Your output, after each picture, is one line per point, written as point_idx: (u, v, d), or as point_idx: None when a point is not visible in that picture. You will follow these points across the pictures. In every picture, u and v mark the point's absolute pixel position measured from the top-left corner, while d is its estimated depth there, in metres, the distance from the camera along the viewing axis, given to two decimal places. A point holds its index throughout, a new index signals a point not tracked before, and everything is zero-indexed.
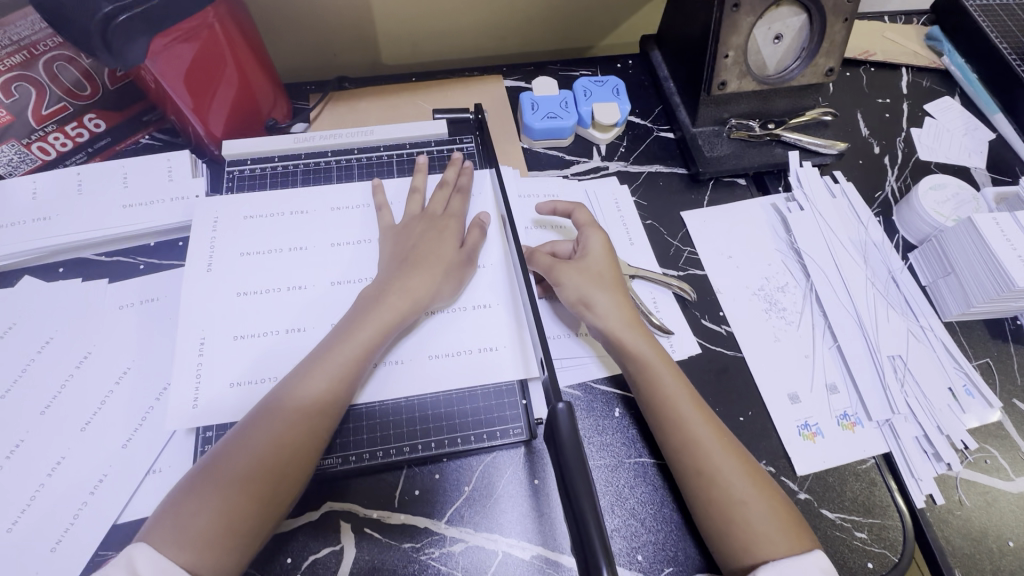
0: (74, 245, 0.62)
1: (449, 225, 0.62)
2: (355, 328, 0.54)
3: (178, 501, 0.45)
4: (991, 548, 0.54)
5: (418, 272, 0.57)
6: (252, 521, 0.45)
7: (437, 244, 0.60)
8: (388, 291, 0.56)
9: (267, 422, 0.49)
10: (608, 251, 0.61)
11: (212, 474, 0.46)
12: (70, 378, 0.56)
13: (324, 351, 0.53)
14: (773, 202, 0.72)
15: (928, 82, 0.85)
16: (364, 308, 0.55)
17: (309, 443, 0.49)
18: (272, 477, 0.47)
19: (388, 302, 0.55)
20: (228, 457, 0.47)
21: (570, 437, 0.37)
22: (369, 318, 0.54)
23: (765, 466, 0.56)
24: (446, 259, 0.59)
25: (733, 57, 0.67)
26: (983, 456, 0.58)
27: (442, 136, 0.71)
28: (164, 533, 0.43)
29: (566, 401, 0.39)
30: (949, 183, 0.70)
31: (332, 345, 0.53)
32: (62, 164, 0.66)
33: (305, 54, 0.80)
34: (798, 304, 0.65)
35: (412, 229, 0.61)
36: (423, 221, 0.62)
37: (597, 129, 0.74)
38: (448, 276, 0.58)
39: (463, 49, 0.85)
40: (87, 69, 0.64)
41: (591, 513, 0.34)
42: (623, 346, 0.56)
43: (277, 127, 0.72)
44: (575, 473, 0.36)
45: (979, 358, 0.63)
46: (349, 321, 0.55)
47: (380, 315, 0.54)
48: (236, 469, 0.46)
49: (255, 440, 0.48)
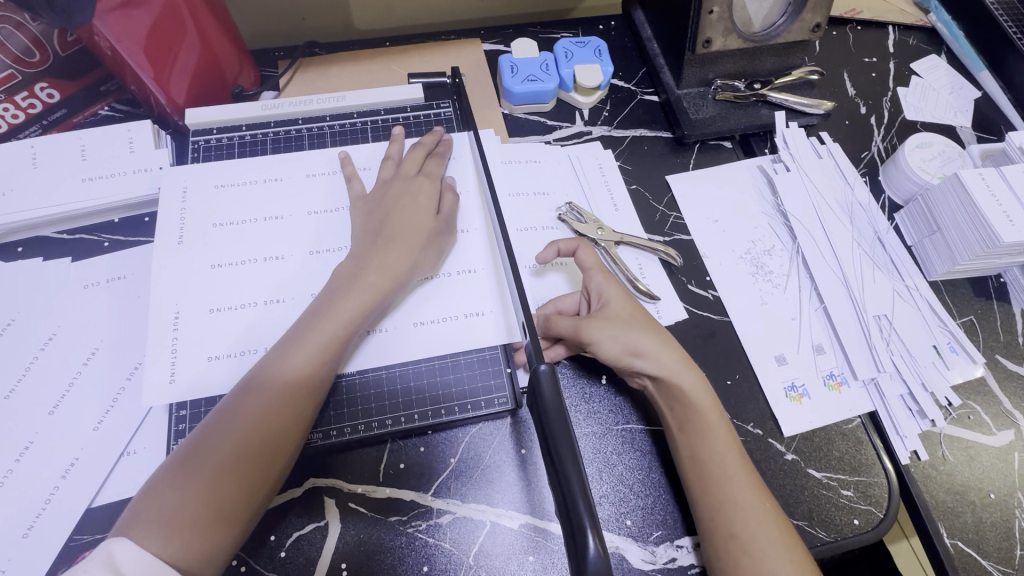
0: (32, 223, 0.59)
1: (424, 187, 0.59)
2: (332, 305, 0.51)
3: (157, 492, 0.43)
4: (973, 500, 0.55)
5: (397, 243, 0.55)
6: (241, 504, 0.44)
7: (418, 206, 0.57)
8: (367, 266, 0.53)
9: (247, 407, 0.46)
10: (625, 295, 0.56)
11: (193, 462, 0.44)
12: (35, 360, 0.54)
13: (301, 331, 0.50)
14: (759, 164, 0.71)
15: (914, 41, 0.84)
16: (343, 284, 0.52)
17: (294, 425, 0.47)
18: (258, 462, 0.45)
19: (368, 277, 0.52)
20: (208, 443, 0.45)
21: (552, 401, 0.36)
22: (348, 294, 0.51)
23: (752, 428, 0.56)
24: (424, 227, 0.56)
25: (718, 13, 0.64)
26: (966, 412, 0.59)
27: (419, 101, 0.69)
28: (150, 521, 0.42)
29: (548, 362, 0.38)
30: (935, 141, 0.69)
31: (311, 324, 0.50)
32: (15, 137, 0.63)
33: (271, 19, 0.76)
34: (785, 267, 0.64)
35: (386, 194, 0.58)
36: (399, 183, 0.59)
37: (579, 93, 0.72)
38: (429, 245, 0.56)
39: (438, 11, 0.81)
40: (36, 36, 0.60)
41: (575, 476, 0.33)
42: (677, 390, 0.52)
43: (243, 94, 0.69)
44: (558, 436, 0.35)
45: (963, 316, 0.64)
46: (327, 298, 0.52)
47: (361, 291, 0.52)
48: (218, 456, 0.44)
49: (236, 424, 0.46)
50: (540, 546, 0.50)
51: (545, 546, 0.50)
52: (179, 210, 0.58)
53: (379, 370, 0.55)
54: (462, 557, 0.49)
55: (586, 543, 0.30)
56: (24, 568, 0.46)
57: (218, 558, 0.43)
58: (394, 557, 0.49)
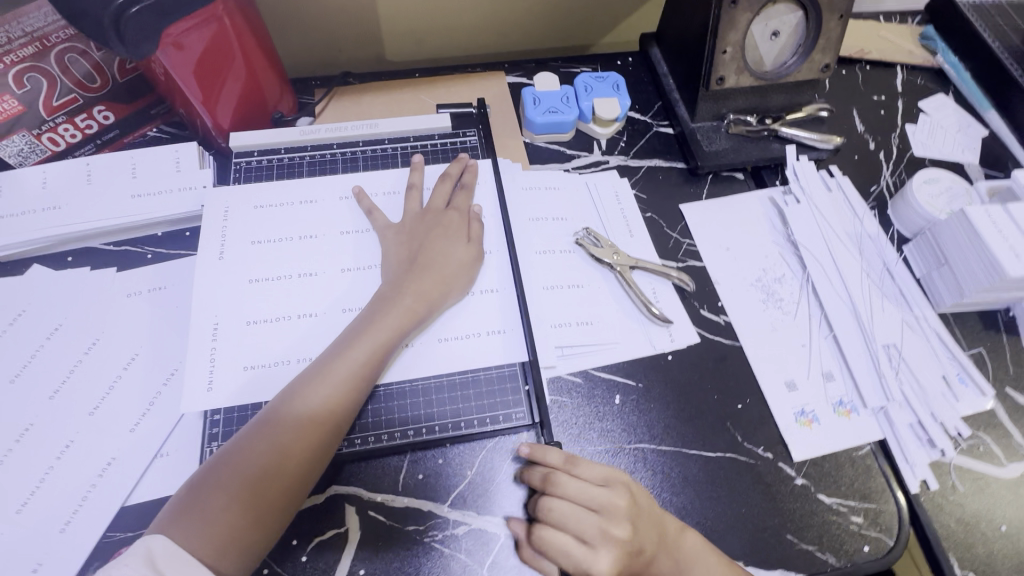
0: (83, 234, 0.63)
1: (453, 221, 0.62)
2: (371, 324, 0.54)
3: (200, 496, 0.45)
4: (984, 532, 0.55)
5: (430, 269, 0.58)
6: (277, 510, 0.46)
7: (448, 234, 0.61)
8: (403, 291, 0.56)
9: (287, 418, 0.49)
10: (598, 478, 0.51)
11: (235, 468, 0.47)
12: (79, 363, 0.57)
13: (339, 349, 0.53)
14: (770, 196, 0.73)
15: (922, 80, 0.87)
16: (381, 307, 0.55)
17: (330, 439, 0.50)
18: (295, 474, 0.47)
19: (405, 301, 0.56)
20: (250, 451, 0.47)
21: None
22: (385, 317, 0.54)
23: (762, 452, 0.58)
24: (453, 256, 0.59)
25: (731, 53, 0.68)
26: (976, 443, 0.59)
27: (445, 129, 0.73)
28: (191, 522, 0.44)
29: None
30: (942, 178, 0.72)
31: (349, 342, 0.53)
32: (72, 154, 0.67)
33: (309, 51, 0.81)
34: (795, 295, 0.66)
35: (415, 229, 0.62)
36: (429, 217, 0.62)
37: (598, 124, 0.76)
38: (459, 273, 0.59)
39: (465, 47, 0.86)
40: (99, 62, 0.64)
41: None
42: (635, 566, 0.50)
43: (282, 120, 0.73)
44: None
45: (972, 348, 0.65)
46: (365, 318, 0.55)
47: (397, 313, 0.55)
48: (258, 465, 0.47)
49: (276, 434, 0.48)
50: None
51: None
52: (218, 226, 0.62)
53: (404, 383, 0.57)
54: (476, 568, 0.51)
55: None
56: (61, 561, 0.48)
57: (252, 562, 0.45)
58: (410, 565, 0.50)
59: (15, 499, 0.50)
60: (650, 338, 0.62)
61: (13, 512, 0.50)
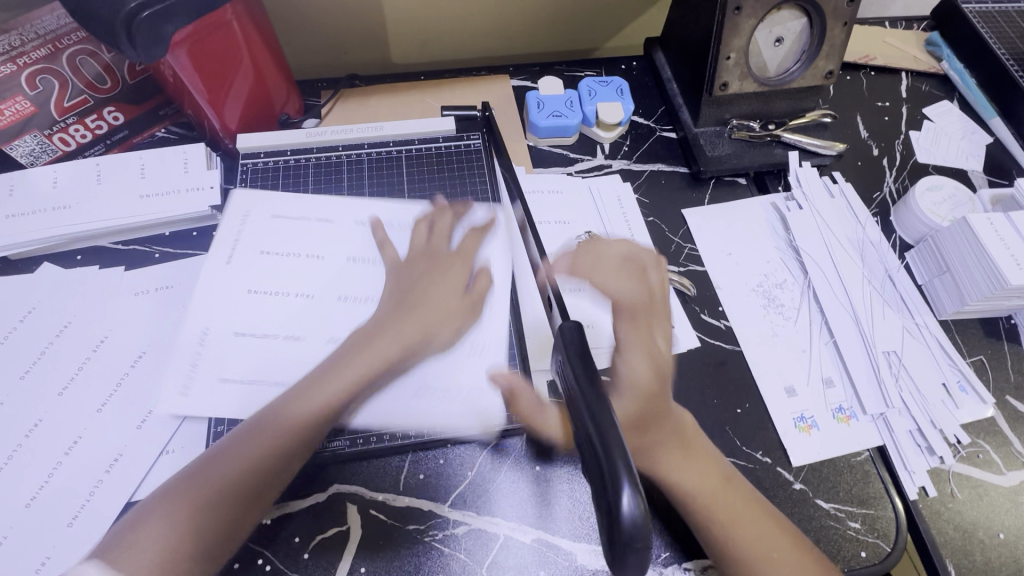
0: (92, 233, 0.64)
1: (454, 266, 0.60)
2: (341, 365, 0.54)
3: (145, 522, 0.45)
4: (982, 540, 0.55)
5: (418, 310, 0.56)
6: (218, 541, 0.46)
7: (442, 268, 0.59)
8: (383, 333, 0.56)
9: (250, 448, 0.49)
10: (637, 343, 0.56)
11: (191, 490, 0.47)
12: (87, 361, 0.58)
13: (310, 386, 0.53)
14: (773, 201, 0.73)
15: (927, 87, 0.87)
16: (359, 344, 0.55)
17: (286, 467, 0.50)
18: (242, 502, 0.48)
19: (385, 342, 0.55)
20: (206, 479, 0.48)
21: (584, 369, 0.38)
22: (362, 355, 0.54)
23: (761, 456, 0.58)
24: (443, 300, 0.57)
25: (734, 59, 0.68)
26: (975, 450, 0.59)
27: (449, 133, 0.73)
28: (138, 535, 0.45)
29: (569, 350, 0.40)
30: (946, 185, 0.72)
31: (320, 380, 0.53)
32: (81, 155, 0.68)
33: (316, 53, 0.82)
34: (796, 300, 0.67)
35: (413, 267, 0.60)
36: (422, 261, 0.61)
37: (601, 128, 0.76)
38: (448, 318, 0.56)
39: (470, 50, 0.87)
40: (108, 63, 0.66)
41: (620, 459, 0.32)
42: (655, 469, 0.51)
43: (289, 121, 0.74)
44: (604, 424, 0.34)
45: (973, 355, 0.65)
46: (340, 356, 0.55)
47: (374, 353, 0.54)
48: (211, 495, 0.47)
49: (235, 462, 0.49)
50: (550, 560, 0.52)
51: (554, 561, 0.52)
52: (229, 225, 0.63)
53: None
54: (475, 567, 0.51)
55: (621, 501, 0.30)
56: (68, 555, 0.49)
57: None
58: (411, 564, 0.51)
59: (23, 494, 0.51)
60: None
61: (21, 506, 0.51)
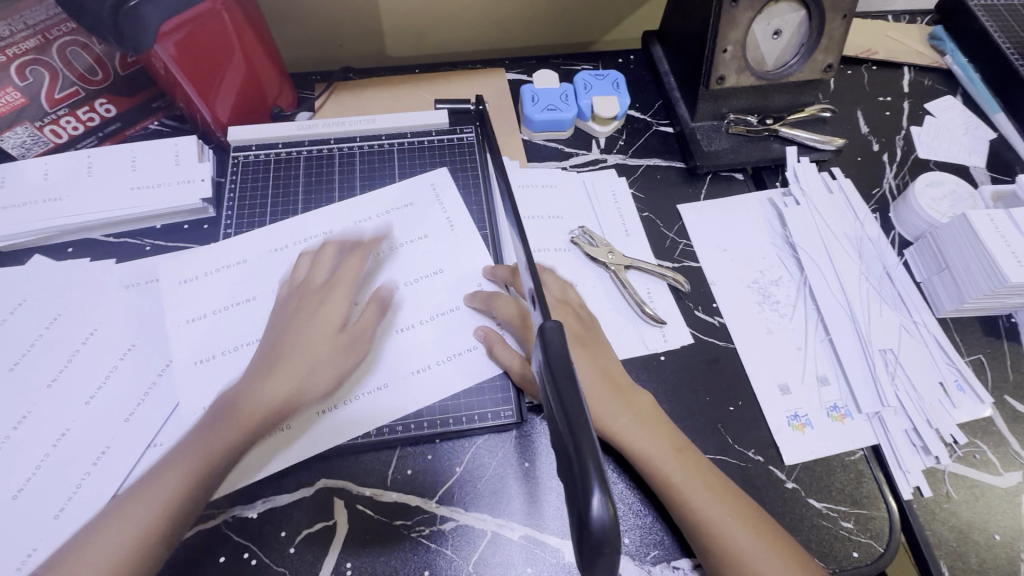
0: (83, 226, 0.64)
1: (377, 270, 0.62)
2: (254, 385, 0.54)
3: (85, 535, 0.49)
4: (977, 541, 0.54)
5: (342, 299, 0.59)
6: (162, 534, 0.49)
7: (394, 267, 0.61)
8: (298, 340, 0.56)
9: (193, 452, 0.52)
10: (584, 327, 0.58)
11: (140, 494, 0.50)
12: (76, 353, 0.58)
13: (227, 403, 0.54)
14: (770, 197, 0.72)
15: (930, 81, 0.85)
16: (270, 358, 0.56)
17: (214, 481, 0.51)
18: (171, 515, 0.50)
19: (301, 347, 0.56)
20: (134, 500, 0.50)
21: (557, 355, 0.33)
22: (276, 371, 0.55)
23: (753, 455, 0.57)
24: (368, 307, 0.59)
25: (731, 52, 0.67)
26: (972, 451, 0.59)
27: (442, 126, 0.73)
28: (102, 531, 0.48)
29: (555, 318, 0.35)
30: (946, 181, 0.70)
31: (234, 396, 0.54)
32: (73, 147, 0.68)
33: (311, 46, 0.81)
34: (792, 297, 0.66)
35: (341, 272, 0.61)
36: (356, 262, 0.62)
37: (597, 122, 0.75)
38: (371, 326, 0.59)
39: (466, 43, 0.86)
40: (100, 55, 0.66)
41: (592, 460, 0.28)
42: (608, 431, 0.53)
43: (281, 114, 0.73)
44: (575, 419, 0.30)
45: (971, 354, 0.64)
46: (255, 371, 0.55)
47: (286, 370, 0.55)
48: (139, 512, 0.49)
49: (183, 463, 0.51)
50: (537, 557, 0.51)
51: (542, 558, 0.51)
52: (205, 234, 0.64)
53: None
54: (462, 563, 0.51)
55: (590, 503, 0.28)
56: (53, 547, 0.49)
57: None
58: (397, 560, 0.51)
59: (11, 485, 0.51)
60: (642, 338, 0.62)
61: (8, 498, 0.51)
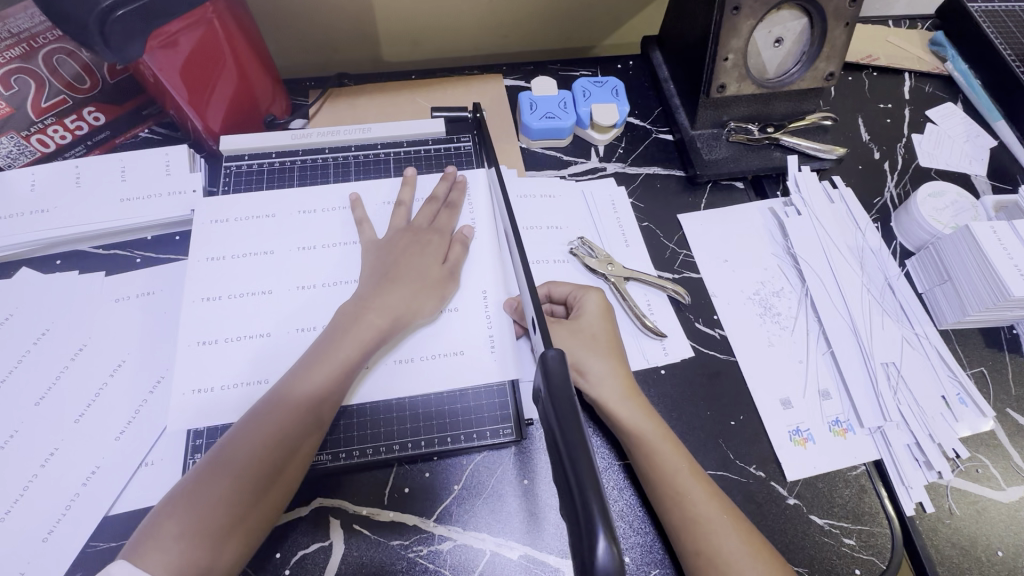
0: (71, 238, 0.63)
1: (433, 240, 0.61)
2: (331, 348, 0.53)
3: (158, 525, 0.44)
4: (980, 557, 0.54)
5: (399, 285, 0.57)
6: (229, 530, 0.45)
7: (422, 260, 0.59)
8: (367, 308, 0.55)
9: (252, 439, 0.48)
10: (605, 313, 0.58)
11: (198, 491, 0.45)
12: (65, 369, 0.57)
13: (301, 371, 0.52)
14: (771, 207, 0.72)
15: (931, 88, 0.85)
16: (331, 340, 0.53)
17: (303, 444, 0.49)
18: (259, 487, 0.46)
19: (370, 316, 0.55)
20: (208, 479, 0.46)
21: (560, 385, 0.33)
22: (350, 334, 0.53)
23: (754, 470, 0.56)
24: (426, 272, 0.58)
25: (732, 60, 0.66)
26: (974, 465, 0.58)
27: (439, 135, 0.71)
28: (153, 540, 0.43)
29: (557, 349, 0.35)
30: (948, 191, 0.70)
31: (311, 364, 0.52)
32: (61, 156, 0.66)
33: (305, 51, 0.80)
34: (793, 309, 0.65)
35: (396, 244, 0.60)
36: (410, 235, 0.61)
37: (596, 130, 0.74)
38: (431, 291, 0.58)
39: (463, 48, 0.85)
40: (86, 63, 0.65)
41: (595, 503, 0.28)
42: (614, 419, 0.53)
43: (275, 123, 0.72)
44: (579, 457, 0.29)
45: (973, 366, 0.63)
46: (330, 336, 0.54)
47: (363, 332, 0.54)
48: (223, 488, 0.45)
49: (241, 451, 0.47)
50: None
51: None
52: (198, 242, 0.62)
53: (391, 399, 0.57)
54: None
55: (594, 549, 0.27)
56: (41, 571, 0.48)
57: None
58: None
59: None
60: (643, 351, 0.61)
61: None
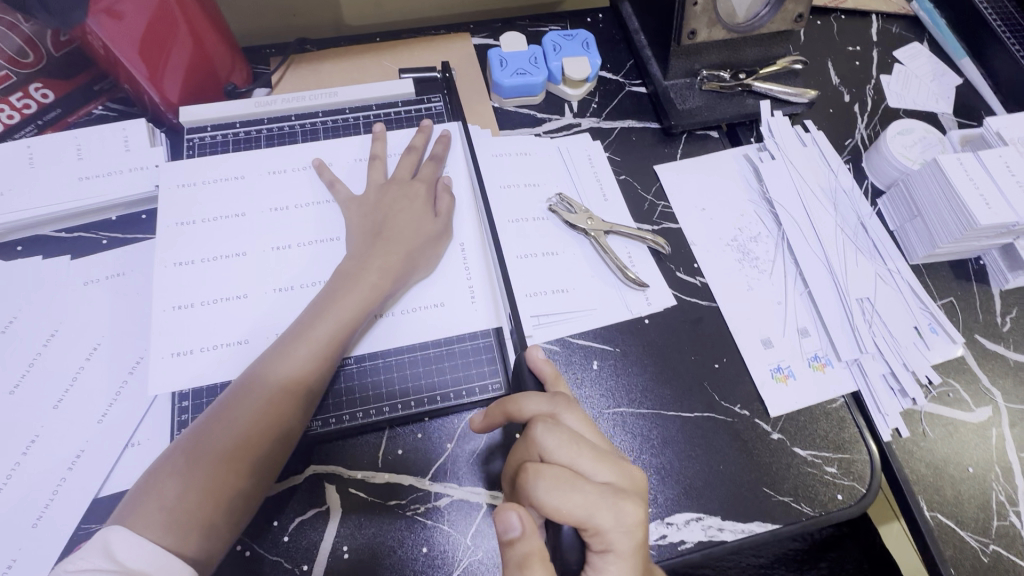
0: (31, 222, 0.60)
1: (419, 191, 0.60)
2: (329, 308, 0.52)
3: (159, 484, 0.44)
4: (952, 474, 0.57)
5: (389, 242, 0.56)
6: (230, 491, 0.44)
7: (410, 212, 0.59)
8: (364, 270, 0.54)
9: (253, 398, 0.47)
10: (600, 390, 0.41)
11: (197, 451, 0.45)
12: (38, 355, 0.55)
13: (301, 332, 0.51)
14: (745, 153, 0.72)
15: (897, 29, 0.85)
16: (329, 298, 0.53)
17: (301, 406, 0.49)
18: (257, 448, 0.46)
19: (367, 276, 0.54)
20: (207, 438, 0.46)
21: None
22: (349, 293, 0.53)
23: (739, 409, 0.58)
24: (411, 225, 0.58)
25: (702, 6, 0.65)
26: (946, 390, 0.61)
27: (409, 96, 0.70)
28: (154, 497, 0.43)
29: None
30: (916, 128, 0.71)
31: (310, 325, 0.51)
32: (11, 136, 0.63)
33: (262, 16, 0.76)
34: (771, 253, 0.66)
35: (379, 200, 0.60)
36: (392, 188, 0.60)
37: (568, 85, 0.73)
38: (424, 246, 0.58)
39: (428, 8, 0.82)
40: (29, 36, 0.60)
41: None
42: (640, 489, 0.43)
43: (236, 91, 0.69)
44: None
45: (943, 298, 0.65)
46: (327, 296, 0.53)
47: (359, 290, 0.53)
48: (222, 450, 0.45)
49: (242, 407, 0.47)
50: None
51: None
52: (165, 218, 0.59)
53: (377, 359, 0.56)
54: (460, 538, 0.51)
55: None
56: (34, 557, 0.47)
57: (218, 538, 0.44)
58: (394, 539, 0.51)
59: None
60: (626, 302, 0.62)
61: None
